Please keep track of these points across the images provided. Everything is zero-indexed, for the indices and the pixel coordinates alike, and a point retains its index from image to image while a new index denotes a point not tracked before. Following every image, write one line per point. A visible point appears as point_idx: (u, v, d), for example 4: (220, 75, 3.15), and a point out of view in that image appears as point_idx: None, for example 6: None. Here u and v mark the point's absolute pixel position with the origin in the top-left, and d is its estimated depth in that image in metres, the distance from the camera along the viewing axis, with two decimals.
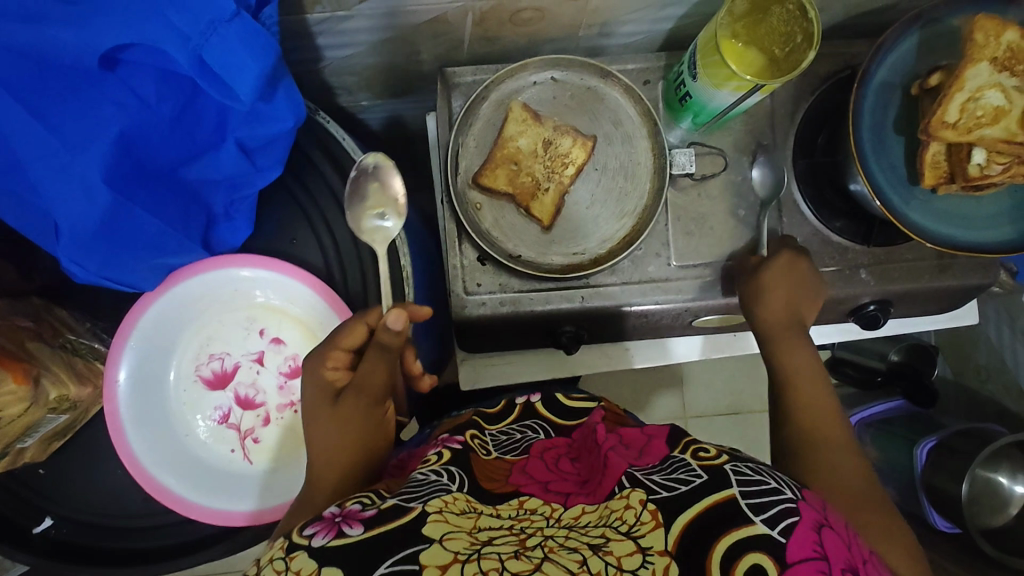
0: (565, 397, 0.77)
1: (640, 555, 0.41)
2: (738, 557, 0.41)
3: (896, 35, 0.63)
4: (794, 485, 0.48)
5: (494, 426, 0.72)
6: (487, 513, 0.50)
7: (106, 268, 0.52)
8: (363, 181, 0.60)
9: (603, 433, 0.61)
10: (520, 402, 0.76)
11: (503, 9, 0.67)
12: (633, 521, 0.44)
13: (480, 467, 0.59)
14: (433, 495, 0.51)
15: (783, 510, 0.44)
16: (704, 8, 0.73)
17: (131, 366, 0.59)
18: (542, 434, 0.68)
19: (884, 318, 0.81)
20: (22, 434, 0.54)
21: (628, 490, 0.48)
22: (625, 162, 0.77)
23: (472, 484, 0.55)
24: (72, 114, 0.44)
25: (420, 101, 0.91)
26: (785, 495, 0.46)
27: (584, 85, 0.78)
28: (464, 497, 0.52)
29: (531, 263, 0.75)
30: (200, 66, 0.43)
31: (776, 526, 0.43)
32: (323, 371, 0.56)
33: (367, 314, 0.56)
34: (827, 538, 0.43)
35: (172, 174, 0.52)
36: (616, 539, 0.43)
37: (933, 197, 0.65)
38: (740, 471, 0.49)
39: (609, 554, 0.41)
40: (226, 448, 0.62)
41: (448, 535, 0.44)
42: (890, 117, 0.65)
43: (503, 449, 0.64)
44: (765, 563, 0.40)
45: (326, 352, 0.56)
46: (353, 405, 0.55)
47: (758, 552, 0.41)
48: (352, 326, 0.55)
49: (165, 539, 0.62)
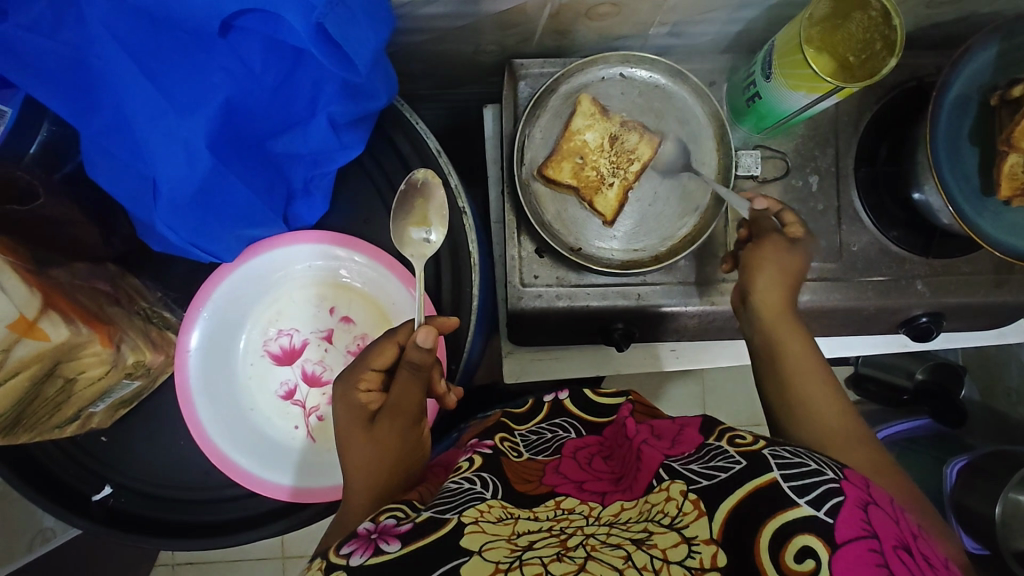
0: (593, 391, 0.73)
1: (686, 546, 0.42)
2: (787, 537, 0.40)
3: (976, 47, 0.63)
4: (834, 465, 0.47)
5: (523, 426, 0.70)
6: (525, 517, 0.49)
7: (195, 234, 0.52)
8: (410, 197, 0.60)
9: (632, 425, 0.61)
10: (546, 399, 0.73)
11: (581, 3, 0.67)
12: (675, 512, 0.44)
13: (511, 470, 0.58)
14: (468, 505, 0.50)
15: (827, 491, 0.43)
16: (778, 11, 0.73)
17: (202, 336, 0.59)
18: (573, 432, 0.67)
19: (936, 331, 0.83)
20: (97, 398, 0.54)
21: (666, 482, 0.48)
22: (690, 160, 0.78)
23: (506, 490, 0.55)
24: (182, 75, 0.44)
25: (480, 92, 0.91)
26: (827, 476, 0.45)
27: (652, 83, 0.78)
28: (499, 504, 0.51)
29: (590, 257, 0.75)
30: (318, 37, 0.43)
31: (822, 507, 0.42)
32: (356, 393, 0.55)
33: (396, 333, 0.54)
34: (876, 515, 0.42)
35: (261, 146, 0.52)
36: (659, 532, 0.43)
37: (1005, 209, 0.64)
38: (779, 456, 0.48)
39: (654, 548, 0.42)
40: (291, 424, 0.62)
41: (488, 545, 0.44)
42: (966, 126, 0.65)
43: (534, 450, 0.64)
44: (816, 544, 0.39)
45: (357, 374, 0.55)
46: (389, 427, 0.54)
47: (806, 533, 0.40)
48: (383, 346, 0.55)
49: (224, 513, 0.62)
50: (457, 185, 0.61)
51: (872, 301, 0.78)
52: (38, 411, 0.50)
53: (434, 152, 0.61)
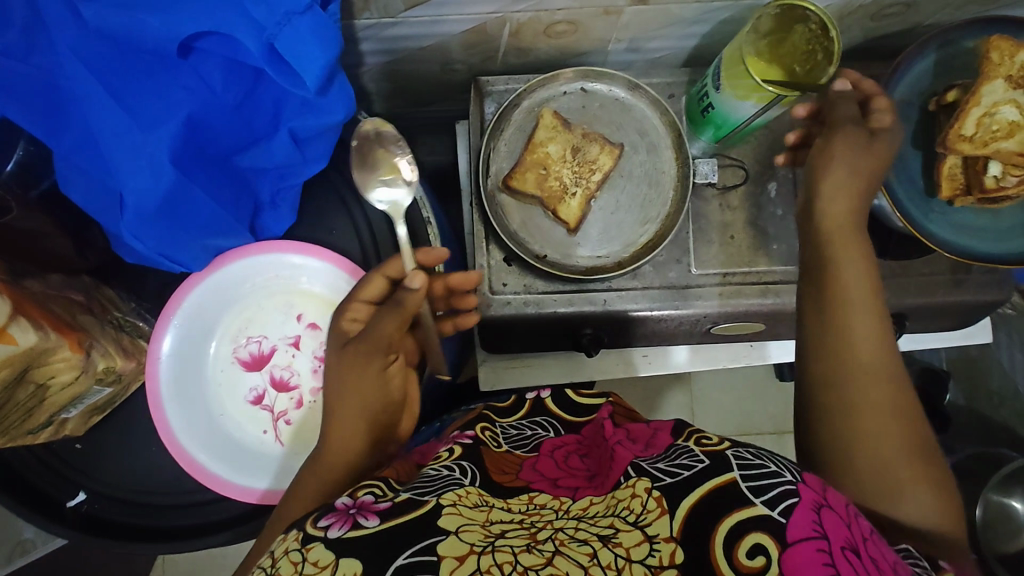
0: (574, 391, 0.75)
1: (647, 544, 0.42)
2: (740, 535, 0.41)
3: (911, 57, 0.66)
4: (794, 468, 0.47)
5: (505, 419, 0.72)
6: (499, 507, 0.51)
7: (162, 245, 0.55)
8: (370, 148, 0.61)
9: (612, 429, 0.61)
10: (529, 398, 0.75)
11: (538, 22, 0.71)
12: (640, 509, 0.45)
13: (491, 460, 0.60)
14: (447, 488, 0.52)
15: (783, 492, 0.43)
16: (730, 27, 0.76)
17: (174, 343, 0.62)
18: (552, 431, 0.68)
19: (899, 331, 0.85)
20: (69, 403, 0.56)
21: (633, 479, 0.48)
22: (650, 169, 0.80)
23: (484, 477, 0.56)
24: (146, 95, 0.47)
25: (451, 109, 0.95)
26: (785, 478, 0.45)
27: (611, 96, 0.81)
28: (476, 490, 0.53)
29: (555, 264, 0.78)
30: (270, 54, 0.46)
31: (777, 507, 0.42)
32: (343, 320, 0.59)
33: (384, 268, 0.58)
34: (828, 518, 0.43)
35: (227, 160, 0.55)
36: (624, 530, 0.44)
37: (950, 209, 0.67)
38: (741, 457, 0.48)
39: (618, 546, 0.42)
40: (259, 429, 0.64)
41: (464, 527, 0.45)
42: (908, 131, 0.68)
43: (513, 443, 0.66)
44: (766, 542, 0.40)
45: (349, 303, 0.59)
46: (356, 353, 0.57)
47: (758, 531, 0.41)
48: (371, 279, 0.59)
49: (195, 518, 0.63)
50: (422, 198, 0.65)
51: None
52: (11, 416, 0.52)
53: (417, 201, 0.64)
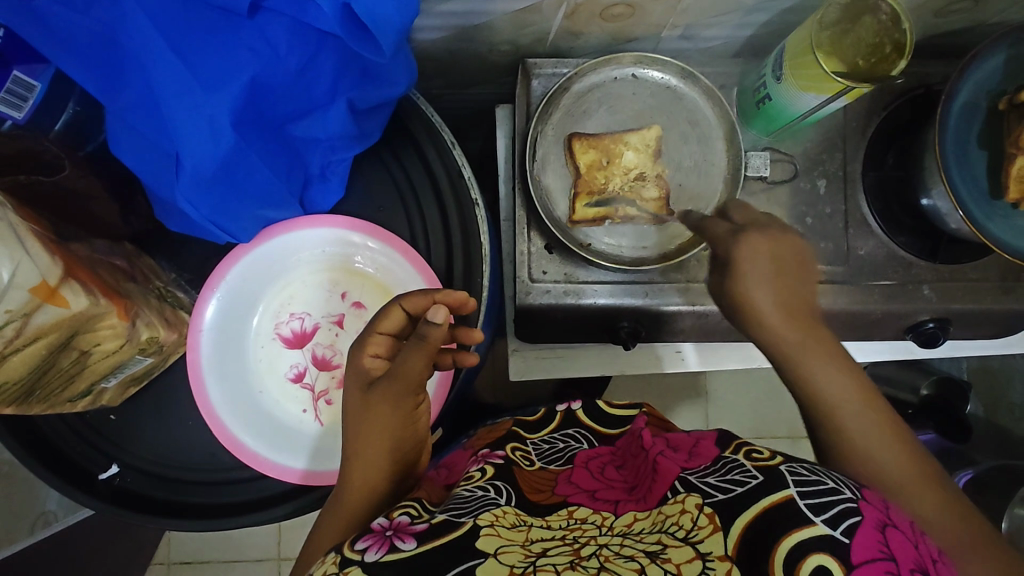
0: (606, 402, 0.72)
1: (700, 562, 0.41)
2: (801, 556, 0.39)
3: (984, 52, 0.64)
4: (852, 483, 0.44)
5: (536, 435, 0.69)
6: (538, 525, 0.50)
7: (216, 212, 0.53)
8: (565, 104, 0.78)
9: (649, 437, 0.59)
10: (560, 409, 0.73)
11: (596, 3, 0.68)
12: (690, 525, 0.44)
13: (524, 480, 0.59)
14: (483, 509, 0.50)
15: (846, 509, 0.41)
16: (788, 17, 0.74)
17: (216, 316, 0.60)
18: (585, 443, 0.66)
19: (942, 337, 0.82)
20: (110, 372, 0.54)
21: (683, 495, 0.47)
22: (699, 160, 0.79)
23: (520, 498, 0.55)
24: (210, 55, 0.45)
25: (492, 93, 0.93)
26: (845, 495, 0.42)
27: (662, 84, 0.79)
28: (513, 510, 0.51)
29: (600, 253, 0.76)
30: (345, 16, 0.46)
31: (839, 526, 0.40)
32: (362, 358, 0.55)
33: (403, 298, 0.54)
34: (893, 537, 0.40)
35: (281, 127, 0.53)
36: (673, 546, 0.43)
37: (1014, 213, 0.65)
38: (797, 472, 0.46)
39: (667, 562, 0.41)
40: (299, 408, 0.62)
41: (502, 549, 0.44)
42: (974, 131, 0.66)
43: (546, 459, 0.64)
44: (830, 564, 0.38)
45: (366, 338, 0.55)
46: (381, 396, 0.54)
47: (822, 552, 0.38)
48: (388, 310, 0.54)
49: (227, 496, 0.62)
50: (470, 177, 0.62)
51: (877, 305, 0.78)
52: (51, 382, 0.51)
53: (475, 206, 0.61)
